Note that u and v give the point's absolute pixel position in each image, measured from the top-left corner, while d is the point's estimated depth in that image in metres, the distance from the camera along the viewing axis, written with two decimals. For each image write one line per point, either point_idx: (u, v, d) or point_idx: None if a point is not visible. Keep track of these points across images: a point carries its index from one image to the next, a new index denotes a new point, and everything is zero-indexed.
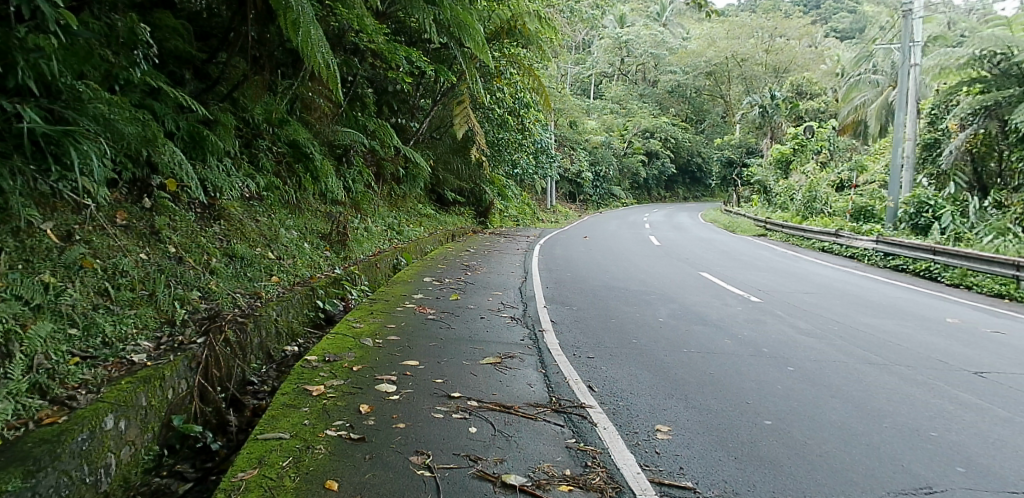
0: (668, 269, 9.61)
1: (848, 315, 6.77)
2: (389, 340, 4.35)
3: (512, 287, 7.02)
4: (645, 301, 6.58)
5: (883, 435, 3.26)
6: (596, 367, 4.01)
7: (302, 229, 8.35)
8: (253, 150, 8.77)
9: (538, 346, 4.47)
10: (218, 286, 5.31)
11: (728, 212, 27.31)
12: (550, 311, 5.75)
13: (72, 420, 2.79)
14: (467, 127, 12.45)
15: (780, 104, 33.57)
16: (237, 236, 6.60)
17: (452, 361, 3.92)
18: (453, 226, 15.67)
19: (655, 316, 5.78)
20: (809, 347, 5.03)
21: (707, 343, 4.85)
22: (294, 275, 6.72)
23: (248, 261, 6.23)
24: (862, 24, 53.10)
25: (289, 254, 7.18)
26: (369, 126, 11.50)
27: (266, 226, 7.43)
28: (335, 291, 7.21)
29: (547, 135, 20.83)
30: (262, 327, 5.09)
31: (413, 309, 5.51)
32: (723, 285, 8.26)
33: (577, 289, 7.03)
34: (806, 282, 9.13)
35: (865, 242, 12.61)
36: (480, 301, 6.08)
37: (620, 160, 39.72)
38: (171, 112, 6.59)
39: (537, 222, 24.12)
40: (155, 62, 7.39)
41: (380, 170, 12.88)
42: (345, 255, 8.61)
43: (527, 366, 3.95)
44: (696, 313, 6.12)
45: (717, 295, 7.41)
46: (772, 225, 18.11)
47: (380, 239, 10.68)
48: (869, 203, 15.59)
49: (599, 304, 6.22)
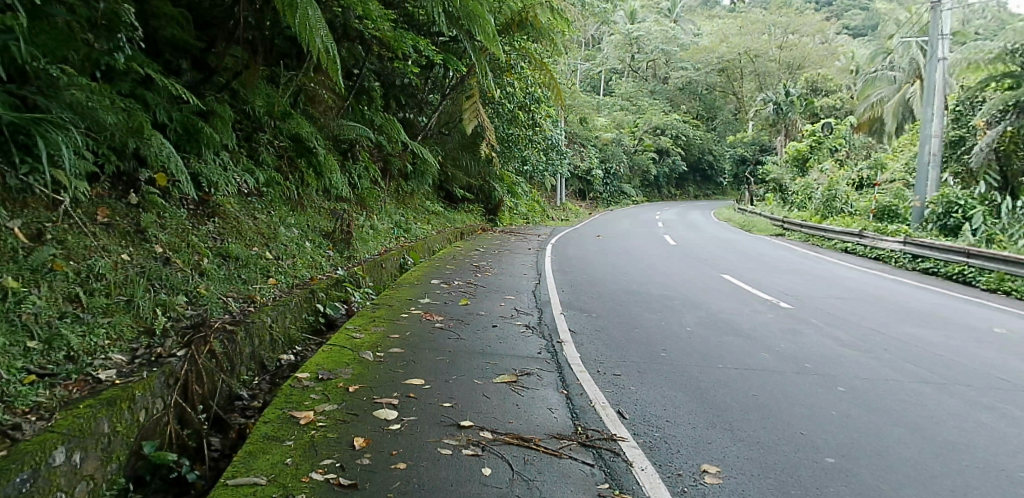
0: (688, 271, 9.12)
1: (889, 324, 6.26)
2: (392, 353, 3.91)
3: (525, 291, 6.56)
4: (669, 307, 6.12)
5: (967, 478, 2.81)
6: (625, 387, 3.57)
7: (304, 227, 7.93)
8: (254, 144, 8.37)
9: (557, 360, 4.02)
10: (208, 289, 4.88)
11: (741, 211, 26.69)
12: (568, 318, 5.30)
13: (11, 456, 2.39)
14: (477, 122, 11.98)
15: (795, 101, 32.93)
16: (233, 235, 6.19)
17: (461, 380, 3.48)
18: (462, 225, 15.22)
19: (683, 325, 5.32)
20: (856, 363, 4.57)
21: (744, 358, 4.40)
22: (293, 277, 6.30)
23: (245, 262, 5.81)
24: (875, 21, 52.34)
25: (289, 253, 6.75)
26: (376, 120, 11.11)
27: (265, 224, 7.03)
28: (337, 293, 6.78)
29: (558, 132, 20.33)
30: (254, 334, 4.67)
31: (419, 316, 5.07)
32: (749, 290, 7.77)
33: (595, 294, 6.57)
34: (834, 286, 8.62)
35: (892, 243, 12.05)
36: (491, 307, 5.64)
37: (630, 157, 39.14)
38: (164, 102, 6.19)
39: (547, 220, 23.61)
40: (150, 50, 6.99)
41: (387, 166, 12.44)
42: (349, 255, 8.18)
43: (546, 386, 3.51)
44: (725, 321, 5.65)
45: (745, 301, 6.92)
46: (791, 225, 17.54)
47: (386, 238, 10.24)
48: (893, 203, 14.98)
49: (620, 310, 5.77)
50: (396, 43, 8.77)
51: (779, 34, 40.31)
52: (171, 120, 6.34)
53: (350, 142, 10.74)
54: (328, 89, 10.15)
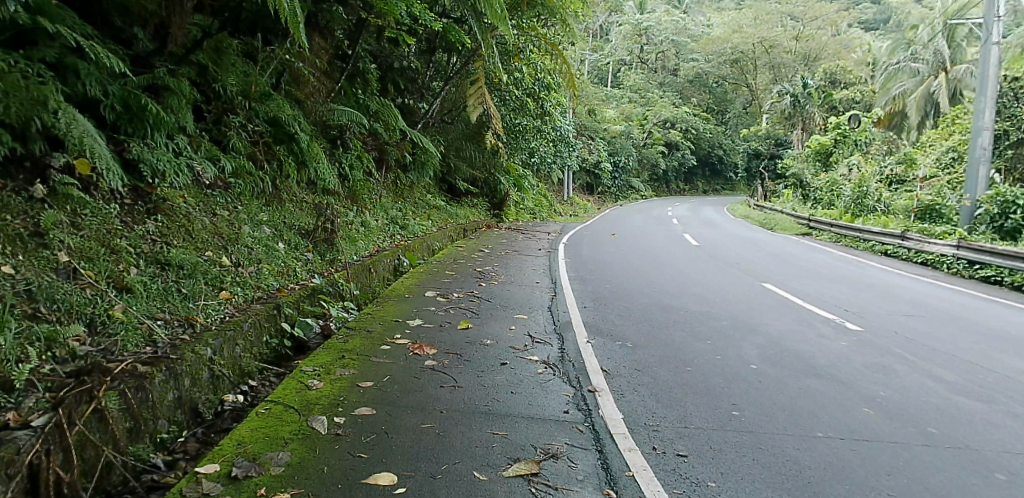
0: (726, 280, 7.88)
1: (990, 355, 5.04)
2: (357, 420, 2.74)
3: (540, 308, 5.36)
4: (721, 331, 4.92)
5: None
6: (701, 484, 2.43)
7: (278, 225, 6.78)
8: (222, 128, 7.17)
9: (593, 428, 2.86)
10: (126, 311, 3.71)
11: (758, 208, 25.32)
12: (598, 351, 4.11)
13: None
14: (482, 109, 10.78)
15: (813, 93, 31.16)
16: (181, 237, 5.02)
17: (455, 477, 2.32)
18: (465, 220, 14.00)
19: (745, 360, 4.14)
20: (991, 424, 3.40)
21: (846, 422, 3.24)
22: (254, 289, 5.13)
23: (190, 272, 4.64)
24: (887, 15, 51.15)
25: (252, 258, 5.58)
26: (371, 105, 9.94)
27: (226, 222, 5.87)
28: (312, 307, 5.57)
29: (567, 122, 19.05)
30: (184, 375, 3.53)
31: (406, 347, 3.87)
32: (803, 305, 6.55)
33: (624, 312, 5.38)
34: (894, 300, 7.37)
35: (943, 246, 10.80)
36: (498, 332, 4.44)
37: (639, 150, 37.74)
38: (98, 74, 5.07)
39: (554, 215, 22.36)
40: (90, 14, 5.86)
41: (381, 156, 11.23)
42: (331, 258, 6.98)
43: (582, 483, 2.36)
44: (794, 353, 4.48)
45: (803, 322, 5.72)
46: (820, 224, 16.29)
47: (379, 235, 9.05)
48: (935, 201, 13.73)
49: (661, 337, 4.57)
50: (388, 11, 7.57)
51: (795, 25, 38.94)
52: (108, 95, 5.21)
53: (340, 127, 9.56)
54: (317, 69, 8.97)
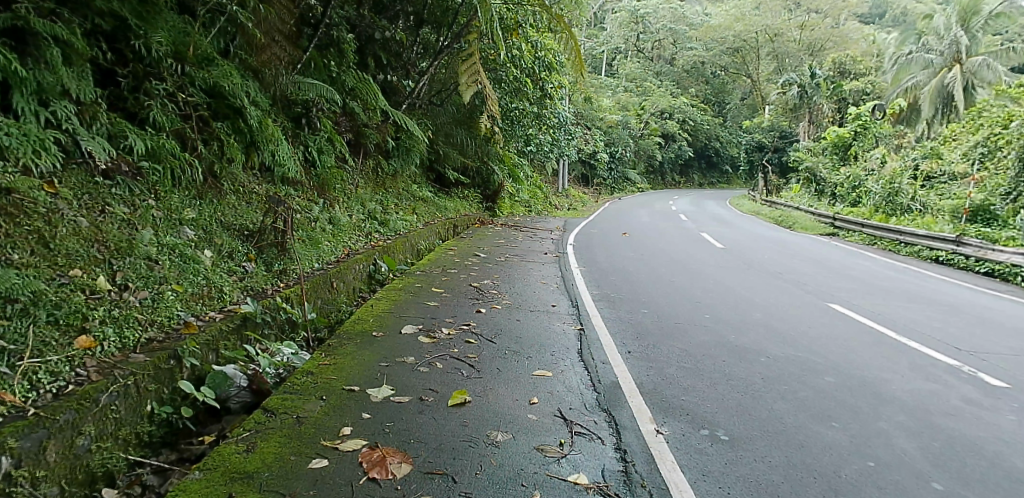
0: (784, 299, 6.27)
1: None
2: None
3: (567, 355, 3.74)
4: (839, 401, 3.32)
5: None
6: None
7: (209, 225, 5.06)
8: (141, 98, 5.21)
9: None
10: None
11: (768, 203, 23.63)
12: (689, 458, 2.53)
13: None
14: (477, 89, 8.87)
15: (820, 83, 29.27)
16: (27, 250, 3.33)
17: None
18: (455, 215, 12.25)
19: (919, 475, 2.55)
20: None
21: None
22: (138, 324, 3.38)
23: (25, 308, 2.92)
24: (883, 9, 49.22)
25: (150, 277, 3.85)
26: (346, 79, 8.16)
27: (122, 223, 4.11)
28: (237, 348, 3.85)
29: (567, 109, 17.22)
30: None
31: (356, 463, 2.36)
32: (904, 341, 4.95)
33: (687, 361, 3.75)
34: (999, 330, 5.77)
35: (1014, 254, 9.21)
36: (513, 411, 2.83)
37: (635, 141, 35.88)
38: None
39: (550, 209, 20.54)
40: None
41: (359, 140, 9.45)
42: (281, 269, 5.27)
43: None
44: (975, 448, 2.90)
45: (928, 372, 4.15)
46: (848, 223, 14.78)
47: (351, 234, 7.33)
48: (988, 200, 12.23)
49: (764, 416, 2.98)
50: None
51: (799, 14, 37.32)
52: None
53: (306, 103, 7.76)
54: None
